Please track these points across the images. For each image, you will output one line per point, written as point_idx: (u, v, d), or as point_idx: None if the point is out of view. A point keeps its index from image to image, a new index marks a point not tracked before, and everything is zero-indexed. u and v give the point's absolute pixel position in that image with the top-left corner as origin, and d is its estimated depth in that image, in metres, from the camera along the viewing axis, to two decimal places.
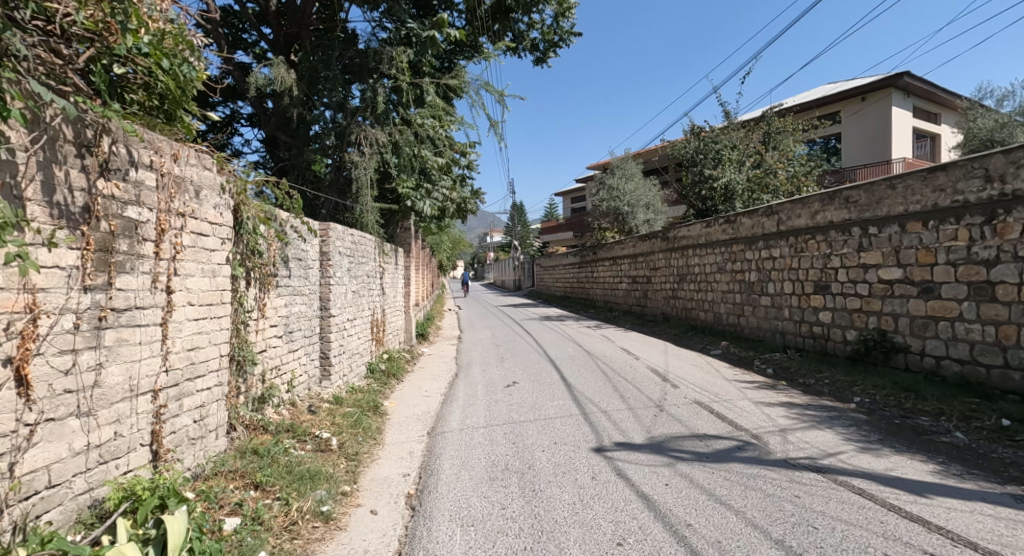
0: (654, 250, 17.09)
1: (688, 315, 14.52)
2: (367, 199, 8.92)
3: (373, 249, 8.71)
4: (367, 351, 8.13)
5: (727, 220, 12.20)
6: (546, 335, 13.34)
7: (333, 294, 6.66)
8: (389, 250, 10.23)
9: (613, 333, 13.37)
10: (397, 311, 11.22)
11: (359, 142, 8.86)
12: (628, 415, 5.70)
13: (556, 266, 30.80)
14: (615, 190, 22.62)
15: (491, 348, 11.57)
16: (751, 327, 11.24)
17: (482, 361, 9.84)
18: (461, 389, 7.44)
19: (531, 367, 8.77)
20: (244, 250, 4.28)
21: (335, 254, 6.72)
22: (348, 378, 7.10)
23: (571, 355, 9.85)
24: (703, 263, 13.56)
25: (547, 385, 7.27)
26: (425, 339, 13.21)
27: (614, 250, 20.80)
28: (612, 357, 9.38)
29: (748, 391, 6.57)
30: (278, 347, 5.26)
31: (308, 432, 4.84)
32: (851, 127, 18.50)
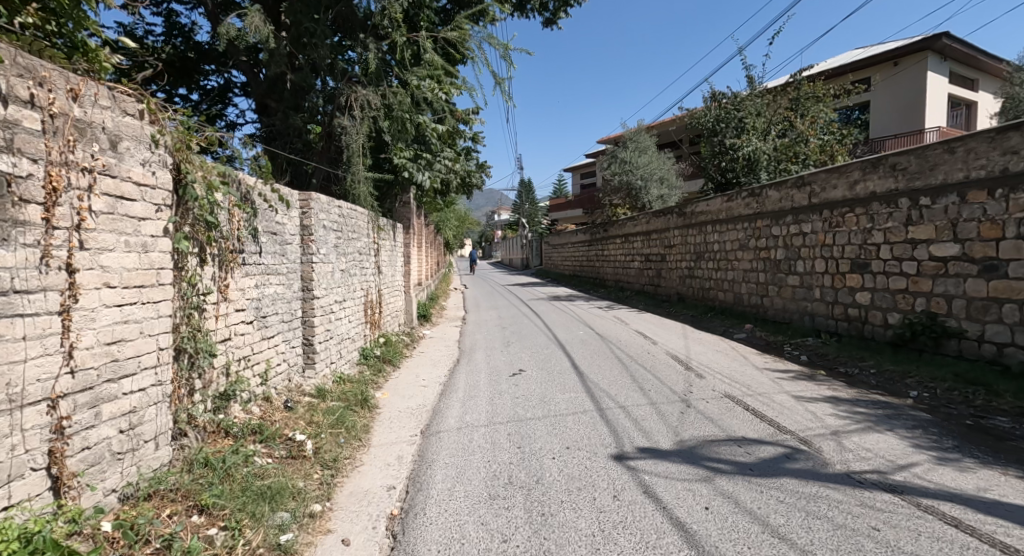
0: (669, 226, 16.25)
1: (706, 295, 13.72)
2: (359, 168, 8.17)
3: (366, 223, 7.96)
4: (359, 336, 7.45)
5: (751, 193, 11.34)
6: (555, 316, 12.61)
7: (316, 273, 5.93)
8: (385, 224, 9.48)
9: (626, 314, 12.63)
10: (396, 292, 10.53)
11: (350, 105, 8.17)
12: (650, 412, 4.97)
13: (565, 244, 29.99)
14: (628, 163, 21.72)
15: (496, 331, 10.90)
16: (777, 308, 10.43)
17: (487, 346, 9.16)
18: (462, 378, 6.74)
19: (540, 352, 8.06)
20: (191, 221, 3.56)
21: (318, 227, 5.97)
22: (336, 365, 6.42)
23: (583, 338, 9.13)
24: (723, 240, 12.72)
25: (557, 374, 6.57)
26: (427, 321, 12.52)
27: (627, 227, 19.96)
28: (628, 342, 8.64)
29: (784, 383, 5.83)
30: (247, 334, 4.57)
31: (279, 433, 4.15)
32: (881, 94, 17.41)
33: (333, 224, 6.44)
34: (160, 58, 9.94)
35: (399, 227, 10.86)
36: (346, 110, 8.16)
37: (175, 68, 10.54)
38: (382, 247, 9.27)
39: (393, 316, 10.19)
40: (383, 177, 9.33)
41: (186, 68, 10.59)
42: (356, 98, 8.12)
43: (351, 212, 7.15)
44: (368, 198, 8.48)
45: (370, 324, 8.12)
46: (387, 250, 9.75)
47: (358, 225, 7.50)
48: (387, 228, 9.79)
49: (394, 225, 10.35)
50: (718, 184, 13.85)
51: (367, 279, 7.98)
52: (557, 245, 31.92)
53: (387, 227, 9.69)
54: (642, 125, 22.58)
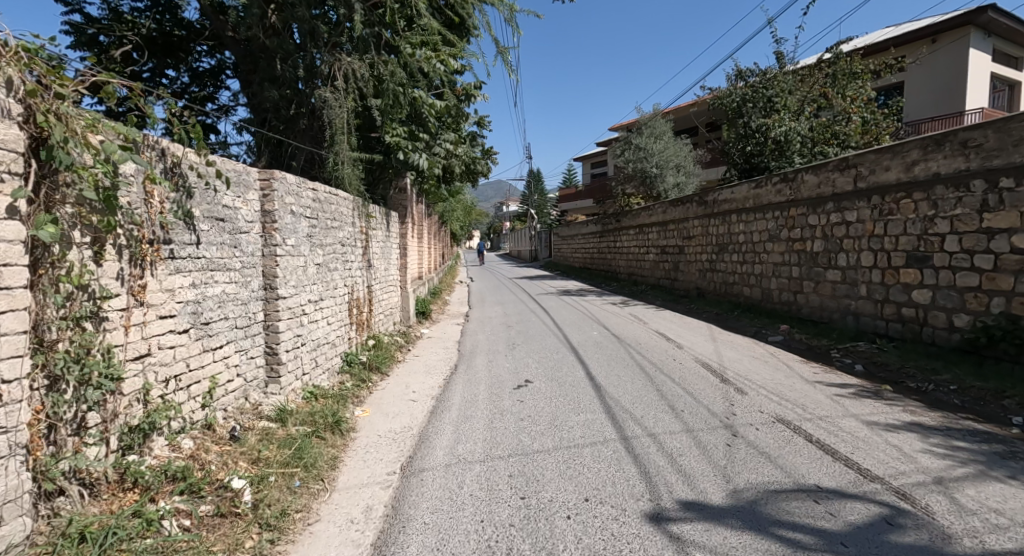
0: (688, 216, 15.17)
1: (729, 291, 12.67)
2: (343, 147, 7.19)
3: (350, 211, 6.99)
4: (342, 340, 6.51)
5: (784, 178, 10.26)
6: (565, 314, 11.59)
7: (282, 268, 4.95)
8: (375, 213, 8.51)
9: (643, 312, 11.60)
10: (390, 287, 9.55)
11: (332, 76, 7.19)
12: (687, 443, 3.98)
13: (575, 236, 28.93)
14: (643, 150, 20.61)
15: (502, 330, 9.94)
16: (814, 307, 9.37)
17: (489, 348, 8.20)
18: (458, 391, 5.77)
19: (548, 358, 7.09)
20: (66, 212, 2.70)
21: (283, 212, 4.97)
22: (309, 376, 5.47)
23: (597, 341, 8.16)
24: (751, 230, 11.66)
25: (567, 388, 5.61)
26: (426, 318, 11.55)
27: (642, 218, 18.89)
28: (650, 346, 7.63)
29: (846, 402, 4.81)
30: (180, 346, 3.61)
31: (206, 472, 3.23)
32: (916, 74, 16.14)
33: (306, 210, 5.47)
34: (139, 33, 8.99)
35: (393, 216, 9.87)
36: (329, 81, 7.15)
37: (158, 45, 9.51)
38: (371, 241, 8.28)
39: (386, 314, 9.23)
40: (373, 158, 8.34)
41: (171, 46, 9.56)
42: (339, 67, 7.14)
43: (330, 199, 6.21)
44: (356, 183, 7.51)
45: (356, 327, 7.17)
46: (378, 241, 8.78)
47: (340, 215, 6.56)
48: (379, 216, 8.82)
49: (387, 214, 9.36)
50: (742, 170, 12.73)
51: (352, 276, 7.03)
52: (566, 236, 30.87)
53: (378, 216, 8.71)
54: (658, 109, 21.41)
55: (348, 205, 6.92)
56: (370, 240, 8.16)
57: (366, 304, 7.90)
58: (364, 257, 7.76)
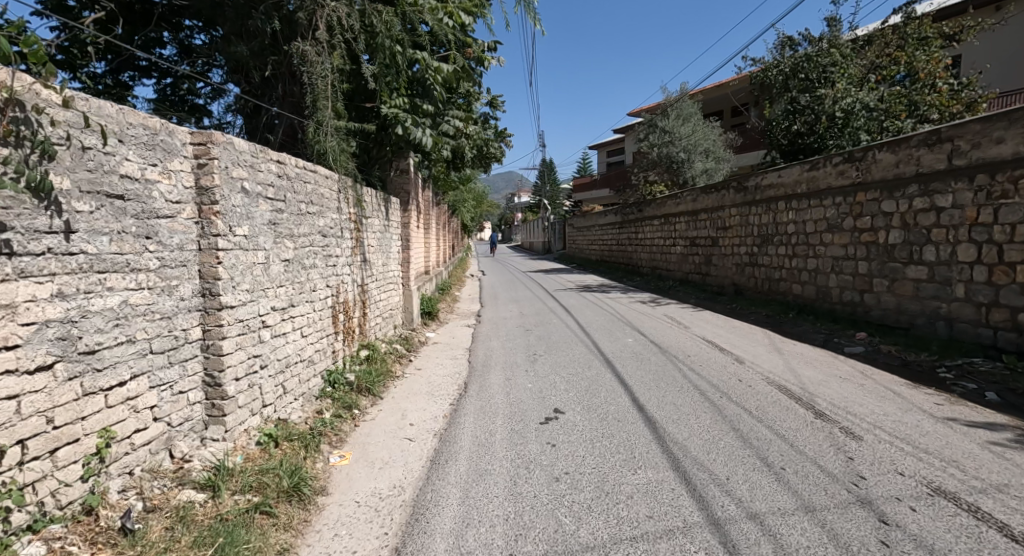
0: (724, 204, 13.77)
1: (775, 288, 11.26)
2: (328, 114, 5.82)
3: (335, 193, 5.65)
4: (322, 356, 5.21)
5: (849, 157, 8.81)
6: (590, 315, 10.24)
7: (229, 267, 3.63)
8: (370, 198, 7.19)
9: (679, 313, 10.22)
10: (389, 286, 8.24)
11: (313, 28, 5.84)
12: (817, 536, 2.64)
13: (592, 227, 27.47)
14: (669, 133, 19.33)
15: (520, 334, 8.65)
16: (889, 310, 8.01)
17: (506, 358, 6.93)
18: (468, 425, 4.48)
19: (580, 377, 5.80)
20: None
21: (230, 190, 3.63)
22: (272, 409, 4.18)
23: (635, 352, 6.83)
24: (803, 219, 10.25)
25: (612, 424, 4.31)
26: (431, 319, 10.24)
27: (670, 207, 17.47)
28: (700, 360, 6.27)
29: (1016, 456, 3.43)
30: (30, 393, 2.42)
31: None
32: (978, 46, 14.48)
33: (268, 188, 4.16)
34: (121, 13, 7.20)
35: (393, 203, 8.55)
36: (309, 32, 5.79)
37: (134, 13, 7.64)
38: (365, 232, 6.99)
39: (383, 319, 7.91)
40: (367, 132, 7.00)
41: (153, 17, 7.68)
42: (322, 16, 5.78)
43: (309, 179, 4.91)
44: (347, 161, 6.20)
45: (343, 337, 5.87)
46: (373, 232, 7.47)
47: (323, 199, 5.28)
48: (375, 203, 7.50)
49: (385, 200, 8.04)
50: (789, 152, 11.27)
51: (338, 275, 5.73)
52: (582, 228, 29.43)
53: (373, 204, 7.40)
54: (686, 90, 19.87)
55: (335, 186, 5.64)
56: (363, 231, 6.87)
57: (359, 308, 6.61)
58: (357, 252, 6.48)
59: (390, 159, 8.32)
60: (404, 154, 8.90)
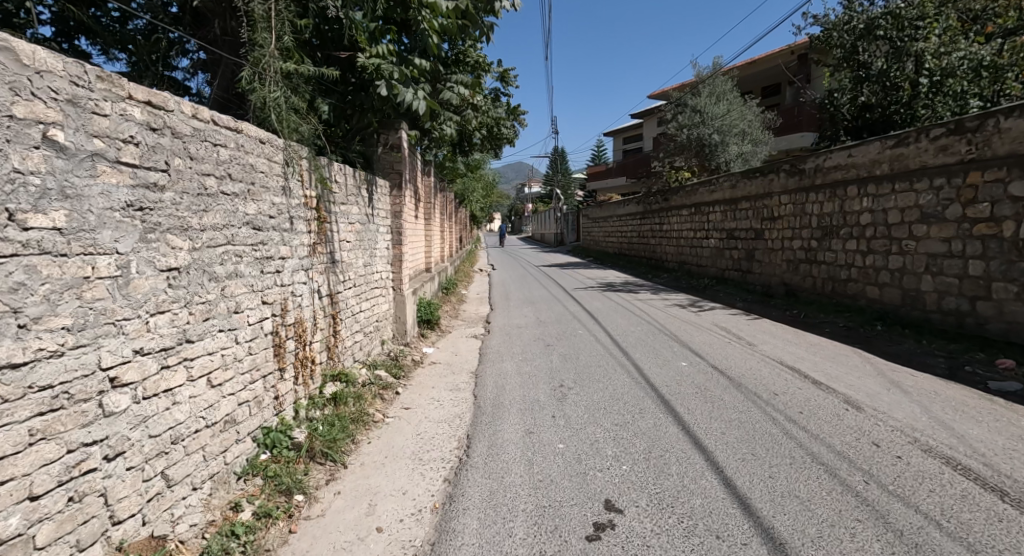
0: (774, 190, 12.00)
1: (843, 290, 9.51)
2: (268, 51, 4.05)
3: (281, 169, 3.93)
4: (252, 408, 3.52)
5: (959, 128, 7.05)
6: (624, 324, 8.50)
7: (5, 291, 2.03)
8: (340, 180, 5.44)
9: (732, 322, 8.48)
10: (373, 292, 6.54)
11: None
12: None
13: (610, 218, 25.63)
14: (699, 113, 17.62)
15: (543, 350, 7.03)
16: (1020, 323, 6.34)
17: (528, 389, 5.31)
18: (475, 535, 2.86)
19: (636, 428, 4.15)
20: None
21: (7, 140, 2.04)
22: (139, 527, 2.50)
23: (698, 385, 5.15)
24: (884, 208, 8.50)
25: (715, 544, 2.67)
26: (432, 330, 8.53)
27: (706, 195, 15.73)
28: (792, 400, 4.57)
29: None
30: None
31: None
32: None
33: (127, 143, 2.46)
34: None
35: (380, 186, 6.83)
36: None
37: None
38: (334, 225, 5.28)
39: (365, 336, 6.24)
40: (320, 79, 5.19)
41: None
42: None
43: (219, 145, 3.17)
44: (303, 123, 4.49)
45: (298, 372, 4.19)
46: (349, 225, 5.78)
47: (253, 176, 3.54)
48: (351, 187, 5.79)
49: (367, 184, 6.33)
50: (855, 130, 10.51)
51: (286, 285, 4.00)
52: (599, 219, 27.60)
53: (347, 188, 5.67)
54: (719, 65, 18.01)
55: (280, 159, 3.92)
56: (330, 224, 5.15)
57: (324, 328, 4.91)
58: (319, 254, 4.76)
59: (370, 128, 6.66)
60: (395, 125, 7.19)
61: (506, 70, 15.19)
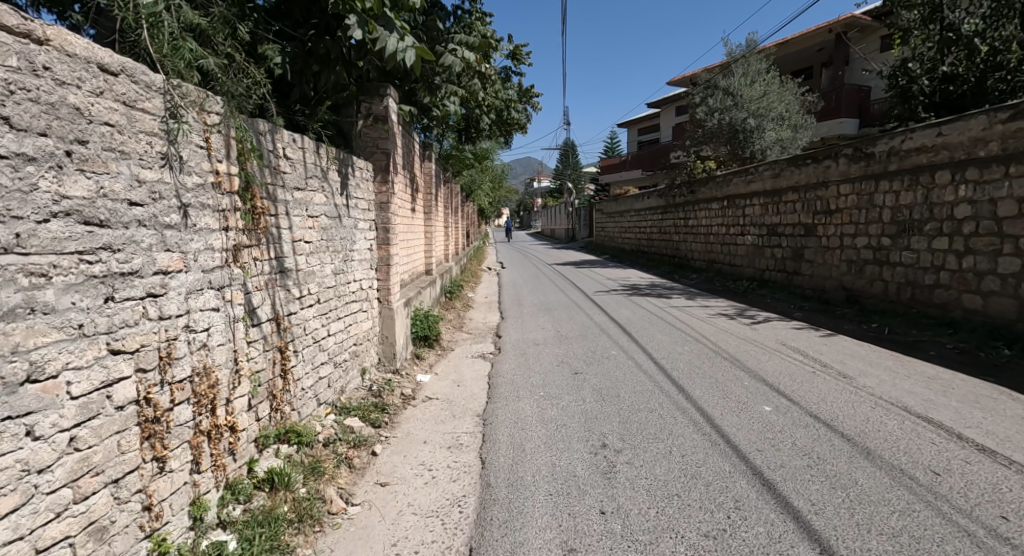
0: (833, 178, 10.44)
1: (931, 300, 7.97)
2: None
3: (161, 123, 2.39)
4: (81, 546, 2.04)
5: None
6: (666, 342, 6.91)
7: None
8: (289, 158, 3.89)
9: (800, 339, 6.86)
10: (349, 308, 5.01)
11: None
12: None
13: (627, 213, 23.97)
14: (732, 95, 16.08)
15: (575, 381, 5.56)
16: None
17: (564, 451, 3.83)
18: None
19: (754, 543, 2.65)
20: None
21: None
22: None
23: (803, 449, 3.60)
24: (995, 199, 7.00)
25: None
26: (428, 349, 6.97)
27: (743, 186, 14.12)
28: (967, 488, 2.99)
29: None
30: None
31: None
32: None
33: None
34: None
35: (358, 169, 5.25)
36: None
37: None
38: (275, 219, 3.70)
39: (336, 368, 4.70)
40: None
41: None
42: None
43: None
44: None
45: (199, 453, 2.62)
46: (310, 220, 4.24)
47: (79, 128, 2.05)
48: (309, 166, 4.22)
49: (338, 164, 4.76)
50: (934, 106, 9.13)
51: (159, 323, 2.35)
52: (614, 215, 25.97)
53: (303, 170, 4.10)
54: (753, 43, 16.37)
55: (156, 108, 2.38)
56: (268, 220, 3.57)
57: (255, 370, 3.34)
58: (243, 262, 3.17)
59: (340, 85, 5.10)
60: (380, 91, 5.51)
61: (517, 47, 13.56)
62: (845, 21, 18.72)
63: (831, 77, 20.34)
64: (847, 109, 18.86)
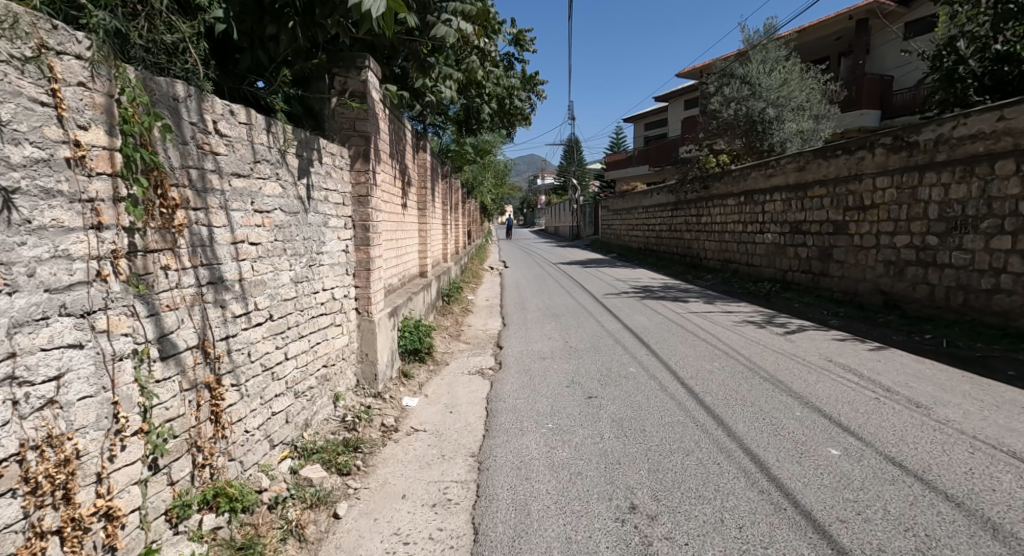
0: (868, 170, 9.53)
1: (990, 307, 7.08)
2: None
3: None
4: None
5: None
6: (691, 358, 6.03)
7: None
8: (229, 135, 3.04)
9: (844, 353, 5.97)
10: (316, 323, 4.13)
11: None
12: None
13: (635, 210, 23.02)
14: (749, 84, 15.22)
15: (587, 408, 4.69)
16: None
17: (582, 516, 2.96)
18: None
19: None
20: None
21: None
22: None
23: (899, 520, 2.73)
24: None
25: None
26: (417, 365, 6.09)
27: (763, 181, 13.19)
28: None
29: None
30: None
31: None
32: None
33: None
34: None
35: (325, 153, 4.35)
36: None
37: None
38: (199, 214, 2.81)
39: (296, 400, 3.81)
40: None
41: None
42: None
43: None
44: None
45: None
46: (259, 215, 3.35)
47: None
48: (258, 148, 3.34)
49: (298, 147, 3.87)
50: (985, 89, 8.21)
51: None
52: (621, 212, 25.01)
53: (246, 152, 3.21)
54: (772, 29, 15.45)
55: None
56: (183, 214, 2.67)
57: (153, 420, 2.44)
58: (129, 273, 2.33)
59: (303, 52, 4.25)
60: (358, 62, 4.66)
61: (521, 32, 12.62)
62: (865, 6, 17.82)
63: (850, 66, 19.41)
64: (869, 100, 17.94)
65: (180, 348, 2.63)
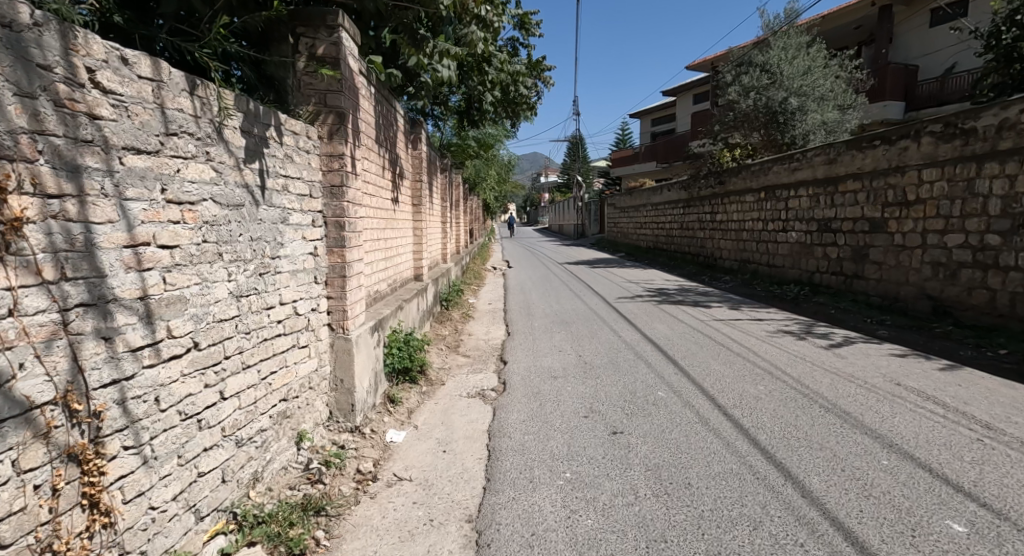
0: (912, 162, 8.61)
1: None
2: None
3: None
4: None
5: None
6: (727, 380, 5.11)
7: None
8: (125, 92, 2.16)
9: (910, 374, 5.05)
10: (269, 349, 3.22)
11: None
12: None
13: (643, 208, 22.07)
14: (770, 72, 14.27)
15: (612, 447, 3.80)
16: None
17: None
18: None
19: None
20: None
21: None
22: None
23: None
24: None
25: None
26: (403, 389, 5.20)
27: (786, 175, 12.23)
28: None
29: None
30: None
31: None
32: None
33: None
34: None
35: (284, 131, 3.42)
36: None
37: None
38: (61, 204, 1.94)
39: (239, 451, 2.91)
40: None
41: None
42: None
43: None
44: None
45: None
46: (178, 208, 2.43)
47: None
48: (174, 114, 2.42)
49: (243, 120, 2.94)
50: None
51: None
52: (628, 210, 24.08)
53: (153, 120, 2.30)
54: (794, 14, 14.50)
55: None
56: (16, 202, 1.82)
57: None
58: None
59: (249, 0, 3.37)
60: (328, 19, 3.76)
61: (526, 15, 11.68)
62: None
63: (872, 56, 18.47)
64: (893, 91, 17.01)
65: (12, 409, 1.80)
